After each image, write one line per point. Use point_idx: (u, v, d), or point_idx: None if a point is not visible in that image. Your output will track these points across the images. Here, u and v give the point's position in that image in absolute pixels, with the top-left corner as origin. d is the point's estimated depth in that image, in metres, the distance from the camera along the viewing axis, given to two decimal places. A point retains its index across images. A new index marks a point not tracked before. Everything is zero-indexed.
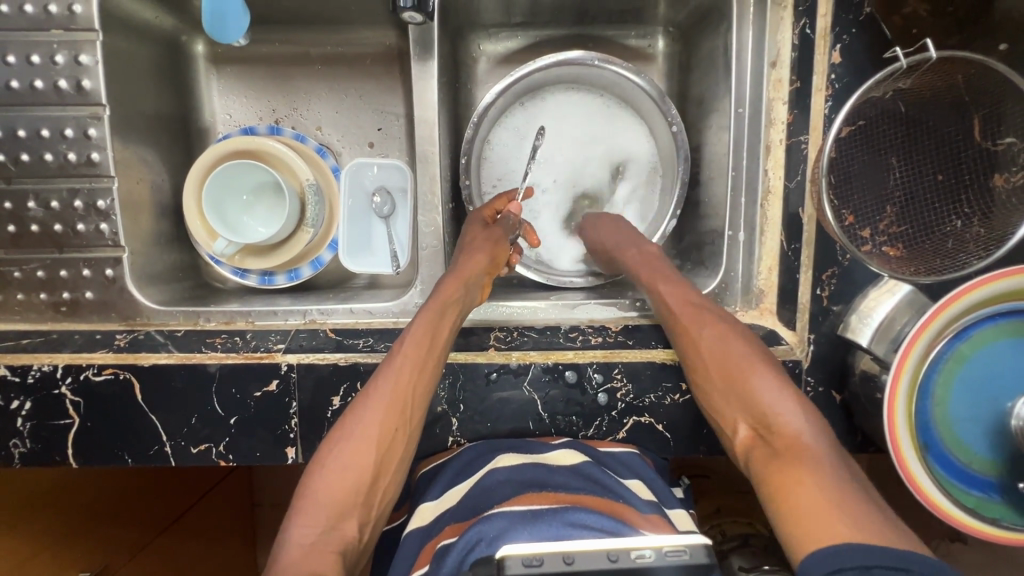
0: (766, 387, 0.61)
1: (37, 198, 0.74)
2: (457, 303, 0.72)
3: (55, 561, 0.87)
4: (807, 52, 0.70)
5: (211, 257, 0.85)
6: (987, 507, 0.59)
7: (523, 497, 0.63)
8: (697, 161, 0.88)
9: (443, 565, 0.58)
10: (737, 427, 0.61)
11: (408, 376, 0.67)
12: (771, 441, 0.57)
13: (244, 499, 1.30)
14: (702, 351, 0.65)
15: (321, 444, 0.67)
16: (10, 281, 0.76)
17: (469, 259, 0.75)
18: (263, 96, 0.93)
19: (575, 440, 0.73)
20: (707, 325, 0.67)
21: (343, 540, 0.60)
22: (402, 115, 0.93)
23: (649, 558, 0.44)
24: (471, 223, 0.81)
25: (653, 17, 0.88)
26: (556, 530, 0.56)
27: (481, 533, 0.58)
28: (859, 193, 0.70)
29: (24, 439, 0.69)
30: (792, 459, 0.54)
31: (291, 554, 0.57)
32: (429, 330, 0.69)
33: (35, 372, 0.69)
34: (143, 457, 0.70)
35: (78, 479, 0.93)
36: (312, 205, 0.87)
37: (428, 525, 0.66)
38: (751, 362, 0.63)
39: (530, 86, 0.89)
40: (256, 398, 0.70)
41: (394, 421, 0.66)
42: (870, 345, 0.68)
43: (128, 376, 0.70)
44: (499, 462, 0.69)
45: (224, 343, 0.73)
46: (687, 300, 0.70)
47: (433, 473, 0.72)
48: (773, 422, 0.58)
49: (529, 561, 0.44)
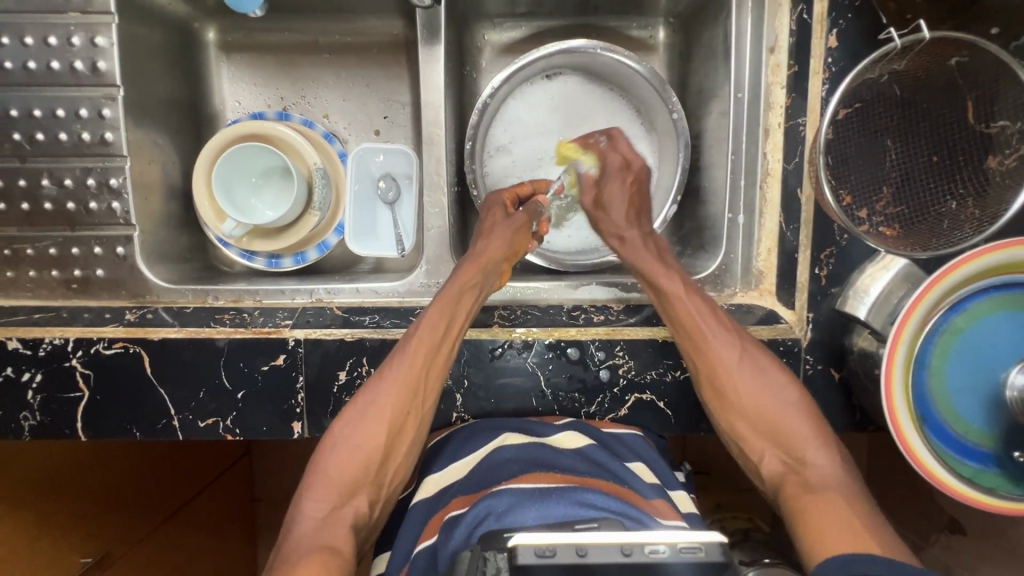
0: (798, 427, 0.68)
1: (51, 176, 0.76)
2: (474, 289, 0.73)
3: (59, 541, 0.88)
4: (805, 36, 0.72)
5: (219, 239, 0.87)
6: (984, 478, 0.60)
7: (530, 475, 0.66)
8: (697, 148, 0.90)
9: (451, 536, 0.61)
10: (767, 458, 0.69)
11: (421, 361, 0.68)
12: (803, 476, 0.65)
13: (243, 492, 1.30)
14: (734, 389, 0.69)
15: (332, 422, 0.68)
16: (23, 258, 0.77)
17: (487, 246, 0.76)
18: (272, 84, 0.95)
19: (578, 420, 0.74)
20: (736, 359, 0.70)
21: (354, 516, 0.63)
22: (408, 103, 0.95)
23: (663, 554, 0.44)
24: (492, 206, 0.81)
25: (654, 7, 0.90)
26: (564, 509, 0.60)
27: (490, 507, 0.62)
28: (856, 174, 0.71)
29: (34, 412, 0.70)
30: (821, 491, 0.62)
31: (305, 528, 0.60)
32: (445, 316, 0.70)
33: (46, 346, 0.70)
34: (151, 431, 0.71)
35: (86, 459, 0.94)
36: (318, 188, 0.88)
37: (433, 496, 0.69)
38: (780, 397, 0.69)
39: (534, 75, 0.91)
40: (263, 372, 0.71)
41: (407, 404, 0.68)
42: (869, 318, 0.68)
43: (138, 350, 0.71)
44: (504, 439, 0.70)
45: (232, 319, 0.74)
46: (713, 326, 0.70)
47: (438, 448, 0.73)
48: (806, 460, 0.66)
49: (541, 552, 0.44)
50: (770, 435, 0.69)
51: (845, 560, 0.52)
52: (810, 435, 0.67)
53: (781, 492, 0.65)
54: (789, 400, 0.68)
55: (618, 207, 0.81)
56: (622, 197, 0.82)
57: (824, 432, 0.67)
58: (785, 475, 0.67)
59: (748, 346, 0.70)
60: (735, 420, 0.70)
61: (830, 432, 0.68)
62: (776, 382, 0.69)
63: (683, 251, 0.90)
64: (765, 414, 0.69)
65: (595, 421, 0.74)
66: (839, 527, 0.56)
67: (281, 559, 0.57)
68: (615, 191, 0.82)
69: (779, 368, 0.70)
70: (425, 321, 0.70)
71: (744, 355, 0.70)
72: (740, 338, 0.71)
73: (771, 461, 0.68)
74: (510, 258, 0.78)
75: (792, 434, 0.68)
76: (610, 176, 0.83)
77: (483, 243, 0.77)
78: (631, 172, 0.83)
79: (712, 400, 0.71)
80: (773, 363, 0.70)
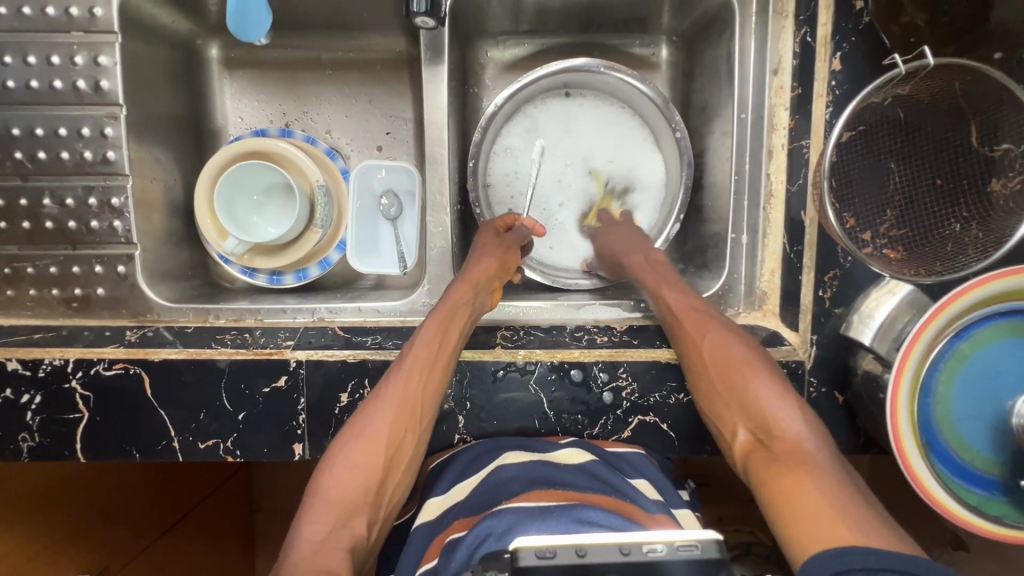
0: (766, 391, 0.63)
1: (53, 195, 0.75)
2: (468, 307, 0.74)
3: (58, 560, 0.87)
4: (808, 60, 0.72)
5: (220, 256, 0.86)
6: (990, 506, 0.60)
7: (532, 493, 0.65)
8: (699, 167, 0.90)
9: (451, 559, 0.60)
10: (736, 429, 0.63)
11: (418, 376, 0.68)
12: (772, 443, 0.59)
13: (241, 503, 1.29)
14: (709, 357, 0.67)
15: (331, 445, 0.68)
16: (23, 276, 0.77)
17: (478, 264, 0.77)
18: (275, 100, 0.95)
19: (581, 439, 0.74)
20: (707, 326, 0.69)
21: (353, 538, 0.60)
22: (411, 120, 0.95)
23: (661, 553, 0.43)
24: (481, 229, 0.83)
25: (657, 26, 0.91)
26: (564, 526, 0.59)
27: (490, 528, 0.61)
28: (859, 197, 0.71)
29: (33, 433, 0.70)
30: (792, 456, 0.56)
31: (301, 552, 0.57)
32: (439, 333, 0.70)
33: (46, 366, 0.70)
34: (151, 452, 0.71)
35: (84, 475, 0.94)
36: (321, 204, 0.88)
37: (436, 519, 0.68)
38: (748, 361, 0.66)
39: (537, 92, 0.91)
40: (264, 394, 0.71)
41: (404, 423, 0.67)
42: (873, 343, 0.68)
43: (139, 371, 0.70)
44: (506, 457, 0.70)
45: (233, 339, 0.74)
46: (693, 306, 0.72)
47: (440, 469, 0.73)
48: (775, 426, 0.60)
49: (542, 553, 0.43)
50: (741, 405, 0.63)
51: (829, 556, 0.45)
52: (782, 402, 0.61)
53: (754, 467, 0.58)
54: (759, 369, 0.65)
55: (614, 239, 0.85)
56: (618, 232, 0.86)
57: (797, 399, 0.62)
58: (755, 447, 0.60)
59: (724, 323, 0.70)
60: (711, 391, 0.66)
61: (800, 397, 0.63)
62: (748, 353, 0.67)
63: (686, 269, 0.90)
64: (732, 378, 0.65)
65: (598, 442, 0.74)
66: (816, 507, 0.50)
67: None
68: (619, 236, 0.85)
69: (751, 343, 0.68)
70: (419, 338, 0.70)
71: (714, 325, 0.70)
72: (715, 318, 0.71)
73: (742, 433, 0.62)
74: (501, 277, 0.79)
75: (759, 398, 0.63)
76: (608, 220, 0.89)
77: (473, 263, 0.78)
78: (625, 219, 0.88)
79: (693, 372, 0.68)
80: (745, 339, 0.69)
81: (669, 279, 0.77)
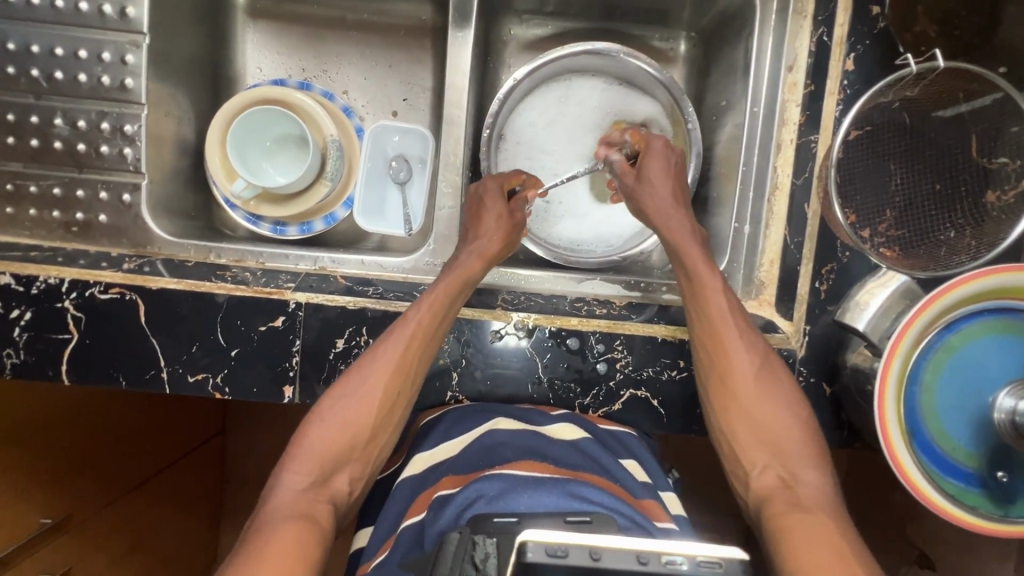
0: (798, 445, 0.65)
1: (65, 116, 0.75)
2: (471, 283, 0.74)
3: (18, 502, 0.87)
4: (824, 57, 0.74)
5: (226, 200, 0.86)
6: (967, 497, 0.61)
7: (525, 462, 0.65)
8: (707, 160, 0.92)
9: (440, 515, 0.61)
10: (760, 469, 0.65)
11: (428, 320, 0.69)
12: (794, 493, 0.61)
13: (205, 463, 1.30)
14: (739, 381, 0.68)
15: (318, 399, 0.68)
16: (25, 195, 0.75)
17: (487, 238, 0.76)
18: (295, 55, 0.96)
19: (571, 412, 0.73)
20: (750, 358, 0.69)
21: (334, 495, 0.62)
22: (429, 89, 0.96)
23: (680, 566, 0.40)
24: (489, 184, 0.80)
25: (678, 20, 0.93)
26: (556, 499, 0.60)
27: (480, 491, 0.62)
28: (861, 194, 0.73)
29: (18, 350, 0.68)
30: (809, 509, 0.58)
31: (282, 498, 0.59)
32: (458, 284, 0.72)
33: (40, 284, 0.68)
34: (139, 381, 0.70)
35: (52, 418, 0.92)
36: (332, 160, 0.88)
37: (422, 473, 0.69)
38: (795, 417, 0.67)
39: (556, 72, 0.93)
40: (260, 333, 0.70)
41: (399, 389, 0.68)
42: (867, 330, 0.66)
43: (135, 297, 0.69)
44: (496, 424, 0.70)
45: (233, 278, 0.73)
46: (735, 322, 0.69)
47: (430, 425, 0.73)
48: (801, 477, 0.63)
49: (553, 551, 0.40)
50: (768, 440, 0.66)
51: None
52: (807, 450, 0.65)
53: (767, 509, 0.61)
54: (794, 408, 0.67)
55: (659, 184, 0.77)
56: (664, 177, 0.77)
57: (820, 451, 0.65)
58: (773, 488, 0.63)
59: (767, 352, 0.70)
60: (734, 417, 0.67)
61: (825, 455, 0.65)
62: (782, 388, 0.68)
63: None
64: (773, 426, 0.66)
65: (589, 414, 0.74)
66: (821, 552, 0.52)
67: (254, 528, 0.56)
68: (658, 172, 0.78)
69: (790, 380, 0.69)
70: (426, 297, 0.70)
71: (761, 360, 0.69)
72: (758, 343, 0.70)
73: (762, 473, 0.65)
74: (505, 249, 0.79)
75: (794, 449, 0.65)
76: (653, 152, 0.79)
77: (483, 236, 0.77)
78: (674, 154, 0.79)
79: (716, 394, 0.69)
80: (786, 374, 0.69)
81: (715, 274, 0.71)
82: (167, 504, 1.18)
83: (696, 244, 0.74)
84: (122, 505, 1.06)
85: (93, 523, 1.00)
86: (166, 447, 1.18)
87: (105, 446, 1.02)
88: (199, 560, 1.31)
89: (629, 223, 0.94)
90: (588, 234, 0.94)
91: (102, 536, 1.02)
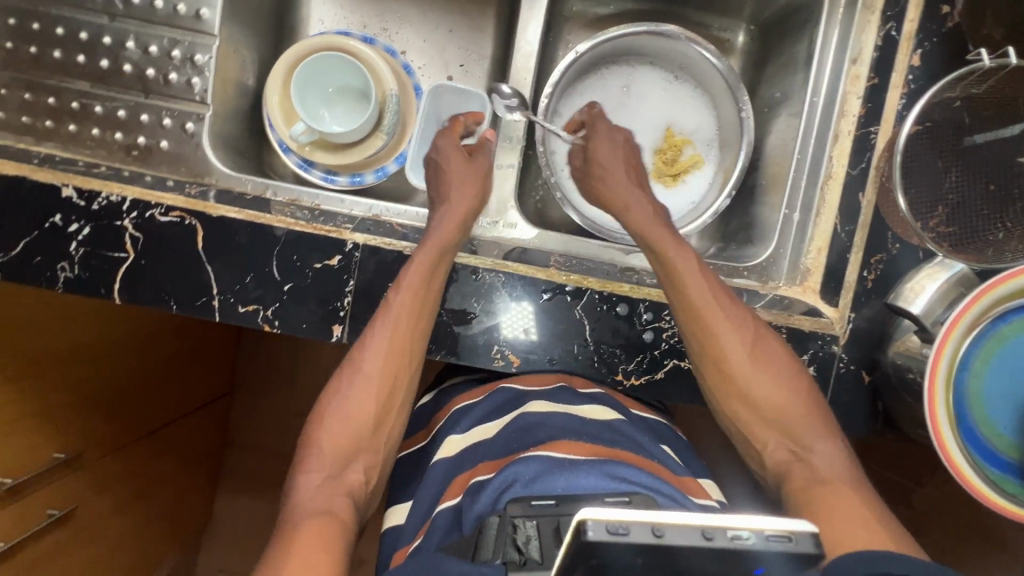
0: (802, 416, 0.66)
1: (137, 40, 0.75)
2: (449, 251, 0.72)
3: (33, 433, 0.86)
4: (890, 52, 0.76)
5: (281, 144, 0.87)
6: (1006, 486, 0.62)
7: (560, 444, 0.65)
8: (755, 151, 0.94)
9: (477, 500, 0.62)
10: (771, 446, 0.67)
11: (409, 302, 0.68)
12: (810, 468, 0.63)
13: (213, 417, 1.33)
14: (732, 364, 0.68)
15: (318, 402, 0.69)
16: (89, 114, 0.75)
17: (456, 207, 0.77)
18: (357, 10, 0.96)
19: (603, 391, 0.75)
20: (739, 337, 0.69)
21: (352, 484, 0.65)
22: (486, 56, 0.97)
23: (747, 540, 0.39)
24: (445, 151, 0.83)
25: (740, 11, 0.95)
26: (594, 480, 0.59)
27: (518, 474, 0.61)
28: (918, 187, 0.74)
29: (73, 264, 0.68)
30: (831, 482, 0.61)
31: (301, 497, 0.62)
32: (434, 257, 0.71)
33: (102, 200, 0.68)
34: (190, 306, 0.70)
35: (77, 351, 0.91)
36: (390, 114, 0.88)
37: (454, 457, 0.70)
38: (795, 386, 0.68)
39: (616, 51, 0.94)
40: (315, 270, 0.70)
41: (395, 369, 0.69)
42: (920, 313, 0.66)
43: (194, 223, 0.69)
44: (529, 406, 0.70)
45: (294, 214, 0.74)
46: (716, 302, 0.70)
47: (463, 411, 0.75)
48: (812, 450, 0.65)
49: (615, 529, 0.39)
50: (773, 420, 0.67)
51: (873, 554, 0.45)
52: (812, 423, 0.66)
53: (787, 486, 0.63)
54: (791, 383, 0.68)
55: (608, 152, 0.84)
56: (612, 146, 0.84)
57: (827, 421, 0.67)
58: (788, 464, 0.65)
59: (755, 327, 0.70)
60: (734, 400, 0.69)
61: (831, 424, 0.67)
62: (779, 364, 0.69)
63: (726, 246, 0.94)
64: (776, 400, 0.67)
65: (624, 399, 0.76)
66: (851, 522, 0.56)
67: (281, 528, 0.59)
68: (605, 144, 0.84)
69: (783, 350, 0.70)
70: (408, 275, 0.69)
71: (751, 336, 0.69)
72: (744, 319, 0.70)
73: (774, 449, 0.66)
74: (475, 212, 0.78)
75: (800, 424, 0.66)
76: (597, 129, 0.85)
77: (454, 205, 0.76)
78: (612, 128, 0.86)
79: (712, 378, 0.70)
80: (777, 345, 0.70)
81: (685, 255, 0.72)
82: (166, 456, 1.17)
83: (658, 226, 0.76)
84: (128, 453, 1.06)
85: (100, 466, 1.00)
86: (172, 401, 1.16)
87: (120, 390, 1.02)
88: (196, 512, 1.33)
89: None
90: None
91: (108, 478, 1.02)
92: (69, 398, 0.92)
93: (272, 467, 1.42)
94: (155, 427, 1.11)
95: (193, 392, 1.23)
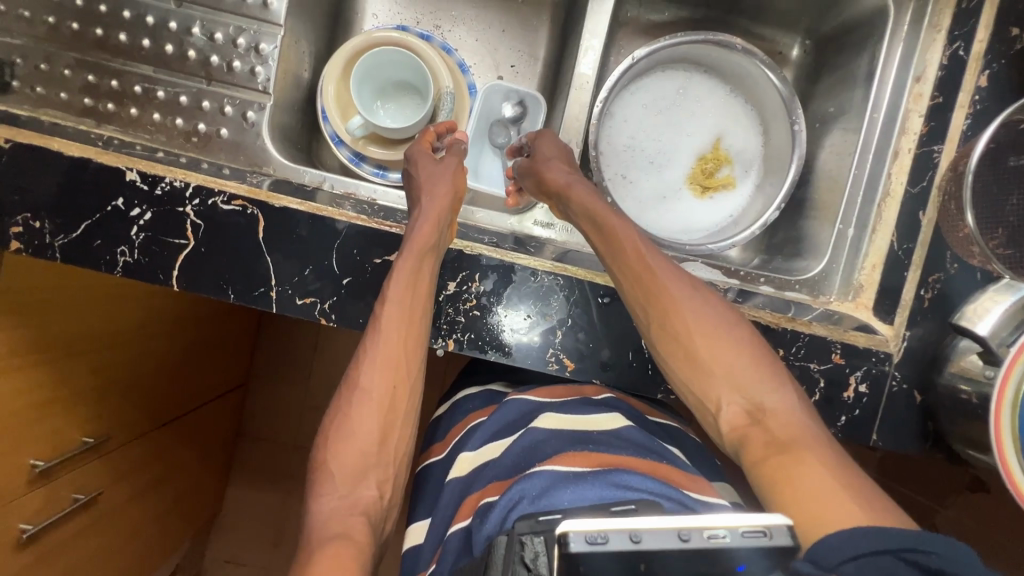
0: (751, 371, 0.62)
1: (203, 26, 0.75)
2: (433, 248, 0.70)
3: (66, 415, 0.85)
4: (957, 71, 0.75)
5: (334, 136, 0.86)
6: None
7: (565, 457, 0.63)
8: (807, 165, 0.94)
9: (486, 521, 0.59)
10: (725, 406, 0.62)
11: (407, 305, 0.67)
12: (767, 428, 0.59)
13: (230, 407, 1.32)
14: (676, 321, 0.66)
15: (323, 427, 0.65)
16: (152, 99, 0.75)
17: (432, 204, 0.73)
18: (411, 5, 0.96)
19: (613, 396, 0.76)
20: (678, 293, 0.67)
21: (368, 503, 0.61)
22: (539, 58, 0.97)
23: (724, 539, 0.39)
24: (418, 157, 0.80)
25: (796, 25, 0.95)
26: (600, 490, 0.57)
27: (523, 491, 0.59)
28: (984, 208, 0.73)
29: (133, 249, 0.68)
30: (793, 448, 0.56)
31: (318, 522, 0.58)
32: (417, 250, 0.68)
33: (165, 185, 0.68)
34: (248, 296, 0.69)
35: (119, 334, 0.91)
36: (445, 111, 0.88)
37: (467, 476, 0.71)
38: (741, 340, 0.64)
39: (671, 57, 0.94)
40: (375, 265, 0.70)
41: (395, 379, 0.66)
42: (987, 334, 0.66)
43: (257, 213, 0.69)
44: (538, 421, 0.70)
45: (353, 208, 0.74)
46: (651, 259, 0.69)
47: (473, 428, 0.77)
48: (764, 405, 0.60)
49: (592, 538, 0.39)
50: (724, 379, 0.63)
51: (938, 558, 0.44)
52: (764, 378, 0.62)
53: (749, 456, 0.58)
54: (737, 339, 0.64)
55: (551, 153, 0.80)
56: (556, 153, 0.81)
57: (777, 372, 0.63)
58: (746, 425, 0.60)
59: (694, 284, 0.68)
60: (683, 363, 0.65)
61: (789, 380, 0.63)
62: (724, 322, 0.66)
63: (773, 258, 0.95)
64: (720, 354, 0.63)
65: (642, 407, 0.78)
66: (820, 490, 0.51)
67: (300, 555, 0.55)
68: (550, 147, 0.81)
69: (725, 308, 0.67)
70: (393, 284, 0.67)
71: (689, 291, 0.67)
72: (681, 279, 0.68)
73: (728, 409, 0.62)
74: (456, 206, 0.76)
75: (749, 380, 0.62)
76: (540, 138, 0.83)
77: (431, 196, 0.74)
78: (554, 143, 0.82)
79: (659, 342, 0.67)
80: (717, 302, 0.68)
81: (619, 219, 0.72)
82: (183, 444, 1.15)
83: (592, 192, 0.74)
84: (153, 440, 1.05)
85: (126, 451, 0.99)
86: (194, 391, 1.16)
87: (150, 375, 1.01)
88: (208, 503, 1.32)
89: (703, 226, 0.96)
90: (670, 227, 0.94)
91: (131, 464, 1.01)
92: (104, 381, 0.91)
93: (289, 460, 1.40)
94: (175, 416, 1.11)
95: (214, 382, 1.23)
